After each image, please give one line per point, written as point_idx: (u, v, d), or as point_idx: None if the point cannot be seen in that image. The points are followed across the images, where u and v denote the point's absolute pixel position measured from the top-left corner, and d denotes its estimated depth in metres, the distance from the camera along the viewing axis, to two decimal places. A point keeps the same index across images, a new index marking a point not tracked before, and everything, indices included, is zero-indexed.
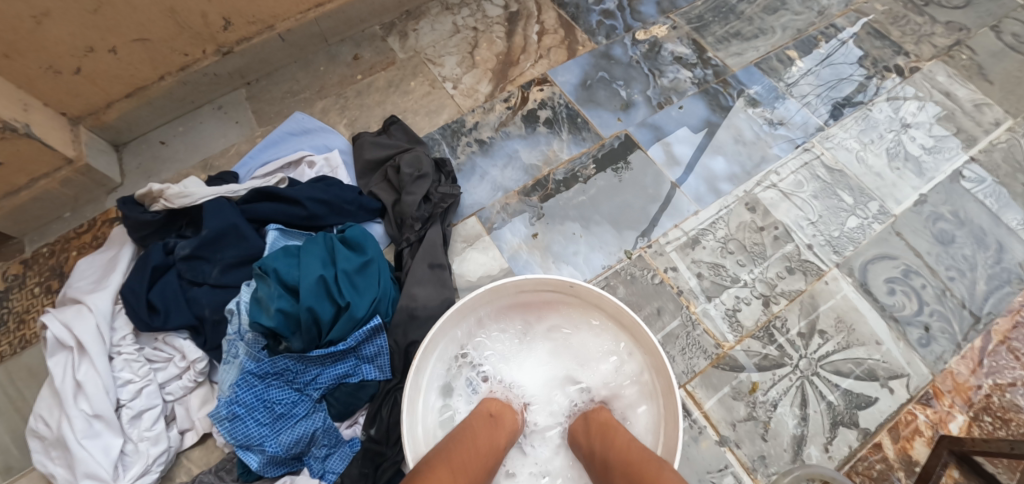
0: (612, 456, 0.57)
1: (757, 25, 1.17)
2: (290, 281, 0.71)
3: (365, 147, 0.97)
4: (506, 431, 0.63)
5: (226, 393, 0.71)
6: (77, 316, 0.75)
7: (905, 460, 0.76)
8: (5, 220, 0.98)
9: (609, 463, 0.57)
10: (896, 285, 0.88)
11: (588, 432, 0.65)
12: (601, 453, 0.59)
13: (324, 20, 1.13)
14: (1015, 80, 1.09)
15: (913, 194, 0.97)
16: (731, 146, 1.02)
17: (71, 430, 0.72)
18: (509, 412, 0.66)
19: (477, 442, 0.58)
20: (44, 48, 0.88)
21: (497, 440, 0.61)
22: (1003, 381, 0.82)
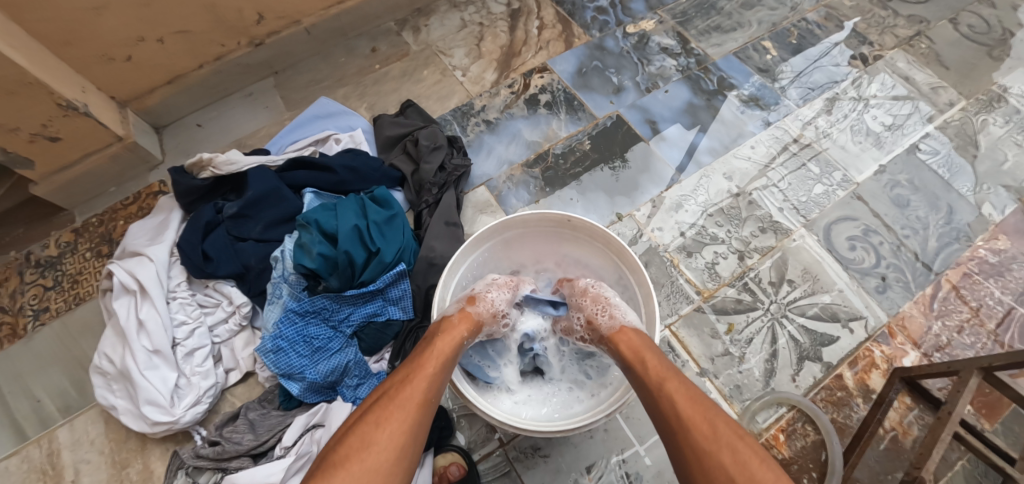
0: (690, 390, 0.60)
1: (736, 19, 1.29)
2: (328, 230, 0.82)
3: (385, 126, 1.09)
4: (441, 340, 0.68)
5: (272, 328, 0.82)
6: (140, 264, 0.86)
7: (863, 388, 0.88)
8: (59, 192, 1.10)
9: (685, 393, 0.60)
10: (856, 241, 0.99)
11: (647, 350, 0.67)
12: (670, 377, 0.62)
13: (344, 16, 1.25)
14: (969, 65, 1.21)
15: (873, 165, 1.09)
16: (712, 125, 1.14)
17: (134, 362, 0.83)
18: (444, 325, 0.71)
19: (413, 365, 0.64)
20: (100, 37, 1.00)
21: (432, 352, 0.66)
22: (950, 322, 0.93)
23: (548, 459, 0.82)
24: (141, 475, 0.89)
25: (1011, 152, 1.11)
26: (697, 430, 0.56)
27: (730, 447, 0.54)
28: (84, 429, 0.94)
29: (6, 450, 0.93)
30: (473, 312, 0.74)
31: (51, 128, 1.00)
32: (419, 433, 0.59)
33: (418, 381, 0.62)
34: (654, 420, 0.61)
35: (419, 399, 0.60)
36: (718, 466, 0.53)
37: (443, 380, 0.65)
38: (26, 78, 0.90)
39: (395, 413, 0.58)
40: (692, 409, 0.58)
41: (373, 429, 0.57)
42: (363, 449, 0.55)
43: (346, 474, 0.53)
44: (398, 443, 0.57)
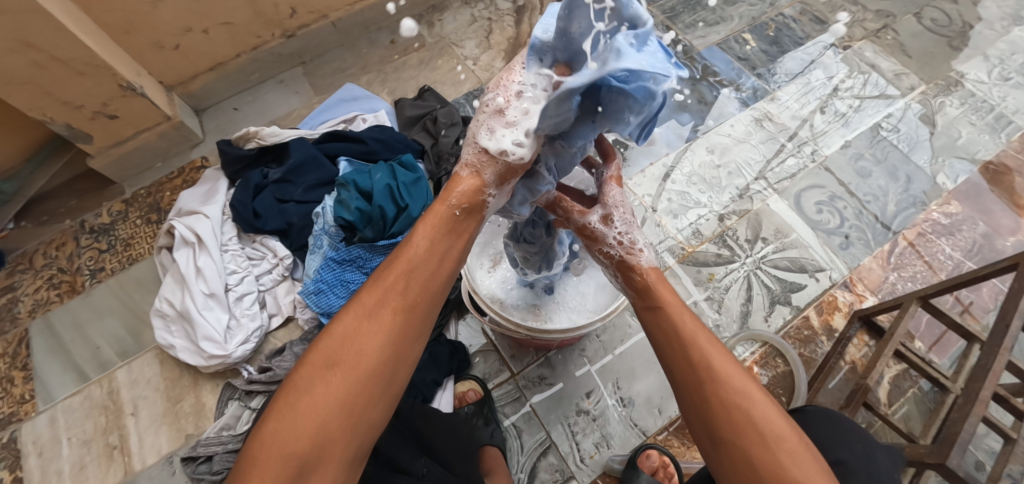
0: (721, 347, 0.52)
1: (719, 14, 1.43)
2: (364, 188, 0.95)
3: (406, 107, 1.22)
4: (431, 225, 0.52)
5: (314, 274, 0.96)
6: (198, 221, 1.02)
7: (827, 328, 1.01)
8: (113, 166, 1.23)
9: (719, 346, 0.52)
10: (823, 206, 1.14)
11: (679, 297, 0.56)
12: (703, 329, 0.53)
13: (367, 11, 1.39)
14: (929, 54, 1.35)
15: (840, 140, 1.23)
16: (695, 106, 1.28)
17: (193, 303, 0.97)
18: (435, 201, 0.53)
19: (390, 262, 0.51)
20: (155, 27, 1.13)
21: (410, 245, 0.51)
22: (904, 273, 1.07)
23: (553, 387, 0.95)
24: (194, 407, 1.01)
25: (965, 130, 1.25)
26: (734, 387, 0.49)
27: (767, 405, 0.48)
28: (141, 369, 1.05)
29: (69, 389, 1.04)
30: (467, 176, 0.53)
31: (111, 107, 1.13)
32: (400, 348, 0.48)
33: (393, 284, 0.49)
34: (678, 366, 0.51)
35: (393, 307, 0.48)
36: (751, 424, 0.47)
37: (427, 281, 0.50)
38: (94, 60, 1.04)
39: (362, 327, 0.47)
40: (729, 365, 0.50)
41: (339, 347, 0.46)
42: (326, 371, 0.46)
43: (308, 400, 0.45)
44: (367, 362, 0.46)
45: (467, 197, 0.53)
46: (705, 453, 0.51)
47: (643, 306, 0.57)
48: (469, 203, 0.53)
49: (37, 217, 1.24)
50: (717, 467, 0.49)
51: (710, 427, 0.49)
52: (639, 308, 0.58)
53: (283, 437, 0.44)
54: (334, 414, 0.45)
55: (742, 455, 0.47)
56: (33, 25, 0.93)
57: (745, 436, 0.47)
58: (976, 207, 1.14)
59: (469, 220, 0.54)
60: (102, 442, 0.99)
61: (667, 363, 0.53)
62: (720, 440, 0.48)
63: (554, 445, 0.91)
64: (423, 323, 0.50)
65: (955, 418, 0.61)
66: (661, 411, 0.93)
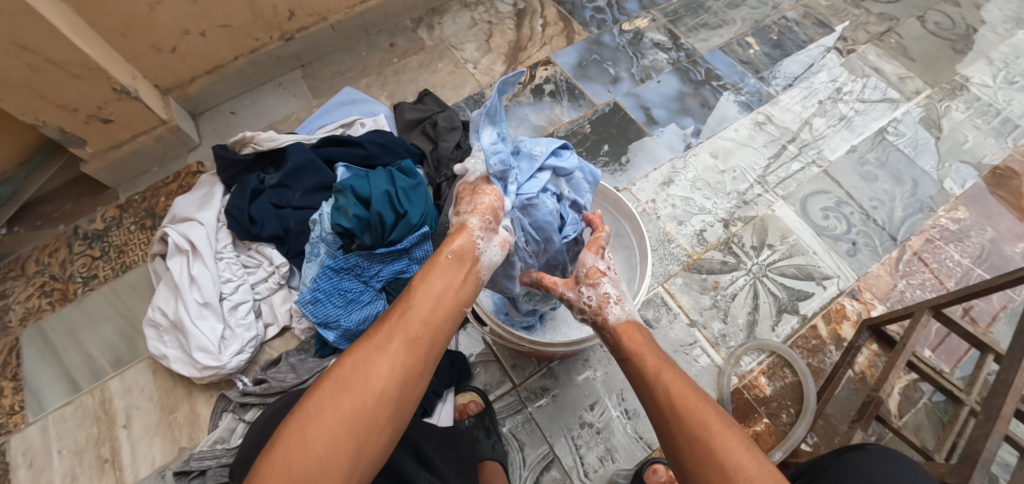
0: (686, 383, 0.62)
1: (722, 17, 1.42)
2: (362, 194, 0.93)
3: (405, 110, 1.20)
4: (434, 276, 0.65)
5: (311, 282, 0.94)
6: (192, 227, 1.00)
7: (835, 337, 1.00)
8: (108, 171, 1.21)
9: (684, 383, 0.62)
10: (829, 212, 1.13)
11: (648, 346, 0.68)
12: (667, 370, 0.64)
13: (367, 14, 1.37)
14: (933, 57, 1.34)
15: (845, 145, 1.22)
16: (699, 110, 1.27)
17: (187, 312, 0.94)
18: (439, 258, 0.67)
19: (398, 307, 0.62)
20: (152, 29, 1.11)
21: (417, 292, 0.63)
22: (913, 281, 1.05)
23: (556, 399, 0.93)
24: (188, 417, 0.98)
25: (971, 134, 1.23)
26: (695, 417, 0.58)
27: (727, 431, 0.56)
28: (134, 378, 1.03)
29: (61, 399, 1.01)
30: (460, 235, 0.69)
31: (105, 110, 1.11)
32: (403, 377, 0.56)
33: (398, 322, 0.59)
34: (650, 402, 0.62)
35: (398, 341, 0.58)
36: (709, 447, 0.55)
37: (428, 321, 0.61)
38: (88, 63, 1.01)
39: (371, 358, 0.56)
40: (692, 397, 0.60)
41: (351, 373, 0.55)
42: (339, 393, 0.53)
43: (320, 421, 0.52)
44: (373, 388, 0.54)
45: (458, 251, 0.67)
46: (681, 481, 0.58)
47: (619, 357, 0.70)
48: (460, 255, 0.67)
49: (30, 222, 1.21)
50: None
51: (678, 454, 0.58)
52: (617, 359, 0.70)
53: (294, 454, 0.50)
54: (343, 432, 0.52)
55: (704, 476, 0.55)
56: (27, 27, 0.91)
57: (706, 458, 0.55)
58: (983, 212, 1.12)
59: (461, 270, 0.67)
60: (93, 454, 0.96)
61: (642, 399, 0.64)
62: (688, 465, 0.56)
63: (557, 459, 0.88)
64: (425, 358, 0.59)
65: (977, 436, 0.59)
66: None
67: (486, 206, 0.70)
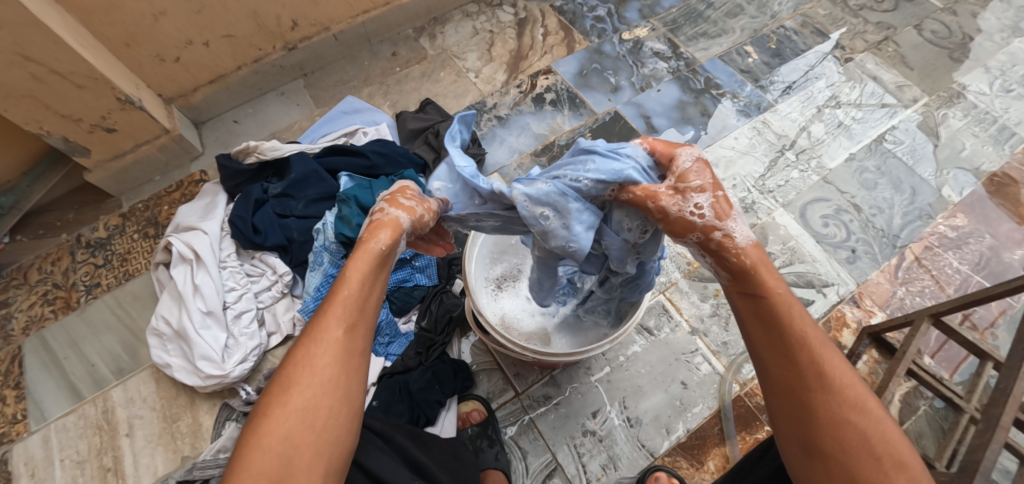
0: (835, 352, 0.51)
1: (721, 26, 1.43)
2: (366, 204, 0.96)
3: (408, 120, 1.22)
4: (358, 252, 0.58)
5: (314, 291, 0.97)
6: (195, 237, 1.01)
7: (835, 344, 1.01)
8: (112, 179, 1.22)
9: (829, 350, 0.51)
10: (829, 220, 1.14)
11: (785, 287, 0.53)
12: (815, 331, 0.52)
13: (369, 23, 1.38)
14: (931, 66, 1.35)
15: (844, 152, 1.23)
16: (699, 119, 1.28)
17: (190, 322, 0.95)
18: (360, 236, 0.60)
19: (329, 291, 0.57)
20: (156, 40, 1.12)
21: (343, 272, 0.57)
22: (913, 288, 1.06)
23: (559, 407, 0.93)
24: (190, 427, 0.99)
25: (969, 142, 1.24)
26: (832, 401, 0.49)
27: (876, 420, 0.48)
28: (137, 388, 1.03)
29: (63, 408, 1.01)
30: (386, 218, 0.61)
31: (110, 120, 1.12)
32: (349, 362, 0.53)
33: (331, 309, 0.54)
34: (782, 365, 0.51)
35: (339, 328, 0.53)
36: (859, 436, 0.48)
37: (367, 302, 0.57)
38: (93, 74, 1.02)
39: (312, 352, 0.52)
40: (841, 371, 0.50)
41: (292, 370, 0.52)
42: (284, 393, 0.51)
43: (274, 423, 0.49)
44: (319, 378, 0.51)
45: (390, 231, 0.60)
46: (789, 449, 0.51)
47: (743, 289, 0.54)
48: (393, 235, 0.60)
49: (33, 231, 1.22)
50: (798, 467, 0.50)
51: (805, 432, 0.49)
52: (737, 290, 0.54)
53: (253, 461, 0.47)
54: (298, 426, 0.49)
55: (856, 463, 0.47)
56: (31, 38, 0.92)
57: (851, 447, 0.47)
58: (982, 219, 1.13)
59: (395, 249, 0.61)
60: (95, 463, 0.96)
61: (756, 354, 0.53)
62: (816, 447, 0.49)
63: (560, 467, 0.89)
64: (366, 337, 0.55)
65: (977, 445, 0.60)
66: (670, 430, 0.91)
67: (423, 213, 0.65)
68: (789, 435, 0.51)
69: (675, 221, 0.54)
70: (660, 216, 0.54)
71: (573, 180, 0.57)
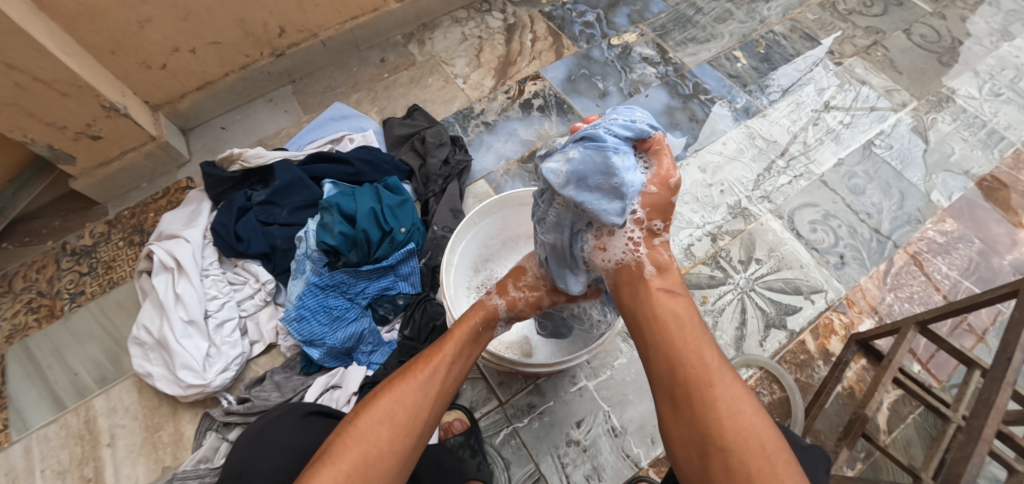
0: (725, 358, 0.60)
1: (710, 32, 1.43)
2: (348, 212, 0.97)
3: (394, 126, 1.22)
4: (459, 332, 0.71)
5: (297, 299, 0.95)
6: (178, 245, 1.01)
7: (823, 351, 1.00)
8: (97, 187, 1.21)
9: (720, 355, 0.60)
10: (817, 225, 1.13)
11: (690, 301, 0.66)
12: (707, 336, 0.62)
13: (357, 30, 1.38)
14: (920, 70, 1.34)
15: (833, 157, 1.22)
16: (687, 124, 1.28)
17: (171, 331, 0.94)
18: (463, 318, 0.74)
19: (431, 353, 0.68)
20: (141, 47, 1.12)
21: (447, 344, 0.69)
22: (902, 294, 1.05)
23: (543, 416, 0.92)
24: (173, 437, 0.98)
25: (958, 146, 1.23)
26: (727, 394, 0.56)
27: (756, 414, 0.55)
28: (119, 397, 1.02)
29: (45, 418, 1.00)
30: (488, 303, 0.77)
31: (95, 128, 1.11)
32: (432, 420, 0.63)
33: (435, 372, 0.65)
34: (689, 360, 0.59)
35: (436, 387, 0.64)
36: (750, 428, 0.53)
37: (456, 375, 0.68)
38: (77, 81, 1.02)
39: (415, 399, 0.62)
40: (731, 374, 0.58)
41: (398, 410, 0.60)
42: (388, 426, 0.58)
43: (374, 444, 0.57)
44: (416, 424, 0.60)
45: (486, 319, 0.75)
46: (685, 454, 0.56)
47: (662, 287, 0.67)
48: (487, 325, 0.75)
49: (18, 239, 1.21)
50: (696, 464, 0.54)
51: (701, 426, 0.55)
52: (658, 287, 0.66)
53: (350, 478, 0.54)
54: (391, 465, 0.57)
55: (741, 452, 0.52)
56: (14, 46, 0.92)
57: (743, 439, 0.53)
58: (971, 225, 1.12)
59: (480, 338, 0.74)
60: (76, 474, 0.95)
61: (665, 352, 0.61)
62: (713, 439, 0.54)
63: (543, 478, 0.88)
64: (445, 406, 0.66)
65: (958, 458, 0.59)
66: (654, 440, 0.90)
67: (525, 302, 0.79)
68: (684, 435, 0.56)
69: (664, 199, 0.69)
70: (670, 184, 0.70)
71: (628, 124, 0.68)
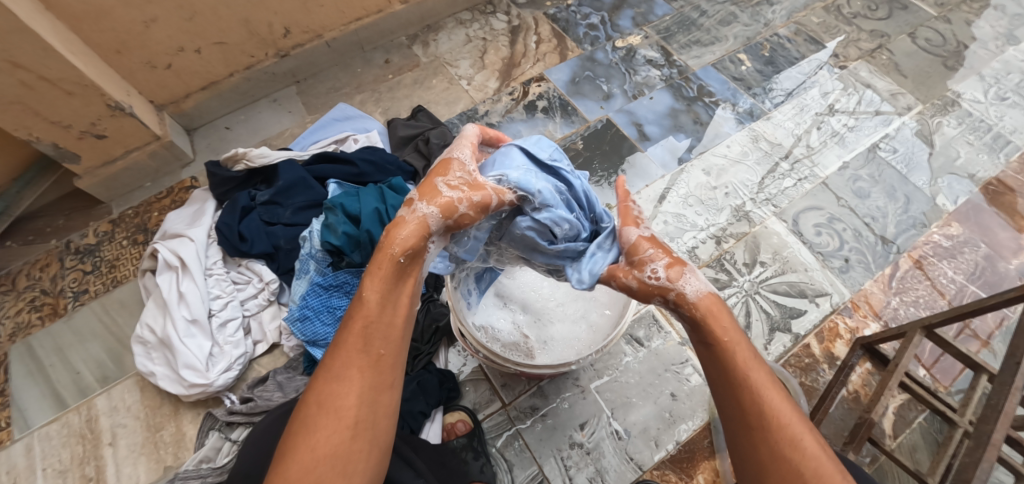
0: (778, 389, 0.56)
1: (714, 34, 1.43)
2: (351, 212, 0.96)
3: (398, 127, 1.22)
4: (373, 281, 0.58)
5: (300, 299, 0.95)
6: (182, 243, 1.01)
7: (828, 355, 0.99)
8: (101, 187, 1.21)
9: (770, 388, 0.55)
10: (822, 228, 1.13)
11: (733, 328, 0.59)
12: (755, 367, 0.57)
13: (362, 31, 1.38)
14: (925, 74, 1.34)
15: (837, 161, 1.22)
16: (691, 127, 1.28)
17: (175, 330, 0.94)
18: (377, 256, 0.59)
19: (349, 322, 0.57)
20: (146, 47, 1.12)
21: (364, 302, 0.57)
22: (907, 298, 1.05)
23: (546, 418, 0.92)
24: (174, 436, 0.97)
25: (963, 150, 1.23)
26: (772, 438, 0.53)
27: (811, 455, 0.52)
28: (121, 396, 1.02)
29: (47, 417, 1.00)
30: (410, 220, 0.60)
31: (100, 127, 1.12)
32: (374, 398, 0.54)
33: (357, 346, 0.55)
34: (728, 404, 0.57)
35: (361, 362, 0.55)
36: (798, 470, 0.51)
37: (387, 333, 0.57)
38: (83, 80, 1.02)
39: (334, 391, 0.53)
40: (784, 409, 0.54)
41: (318, 414, 0.52)
42: (311, 437, 0.51)
43: (298, 464, 0.49)
44: (347, 417, 0.52)
45: (409, 243, 0.59)
46: None
47: (699, 339, 0.61)
48: (412, 248, 0.59)
49: (21, 237, 1.21)
50: None
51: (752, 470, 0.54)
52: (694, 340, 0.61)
53: None
54: (330, 472, 0.49)
55: None
56: (20, 44, 0.92)
57: None
58: (977, 229, 1.12)
59: (414, 263, 0.61)
60: (77, 473, 0.95)
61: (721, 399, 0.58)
62: None
63: (547, 480, 0.87)
64: (390, 372, 0.56)
65: (967, 463, 0.59)
66: (659, 443, 0.89)
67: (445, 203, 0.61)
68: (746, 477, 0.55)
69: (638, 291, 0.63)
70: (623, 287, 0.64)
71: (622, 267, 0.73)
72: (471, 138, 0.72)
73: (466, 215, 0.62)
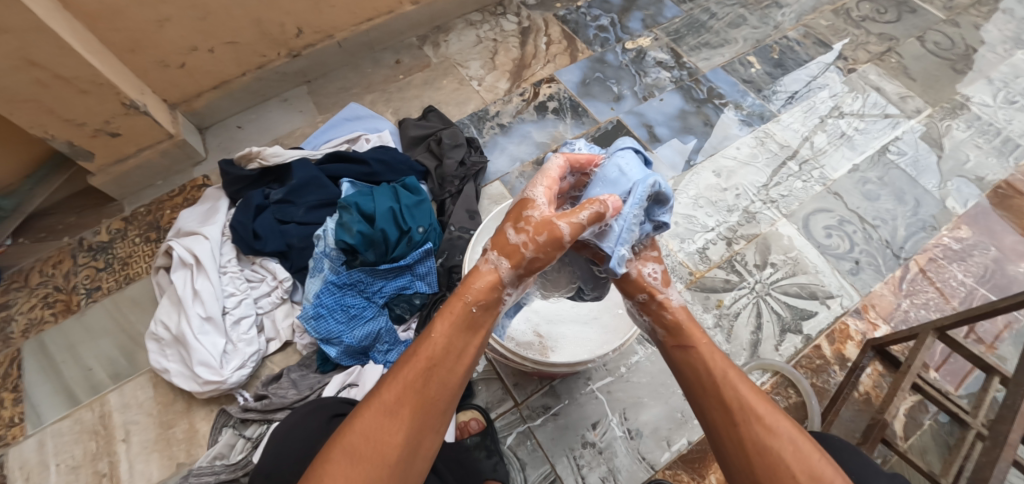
0: (744, 375, 0.61)
1: (723, 37, 1.43)
2: (366, 211, 0.97)
3: (410, 127, 1.22)
4: (442, 323, 0.59)
5: (314, 298, 0.96)
6: (196, 241, 1.01)
7: (839, 357, 1.00)
8: (114, 184, 1.22)
9: (747, 384, 0.59)
10: (832, 230, 1.13)
11: (702, 332, 0.66)
12: (730, 367, 0.62)
13: (372, 31, 1.39)
14: (934, 77, 1.35)
15: (847, 163, 1.22)
16: (701, 128, 1.28)
17: (189, 327, 0.94)
18: (451, 299, 0.61)
19: (411, 355, 0.57)
20: (160, 46, 1.13)
21: (430, 341, 0.58)
22: (918, 301, 1.05)
23: (557, 417, 0.92)
24: (186, 433, 0.98)
25: (973, 153, 1.23)
26: (751, 431, 0.56)
27: (790, 440, 0.54)
28: (133, 393, 1.02)
29: (59, 413, 1.00)
30: (488, 270, 0.62)
31: (113, 125, 1.12)
32: (417, 442, 0.54)
33: (413, 384, 0.55)
34: (707, 406, 0.60)
35: (413, 402, 0.54)
36: (779, 460, 0.53)
37: (445, 380, 0.57)
38: (98, 79, 1.03)
39: (383, 423, 0.53)
40: (760, 401, 0.58)
41: (362, 443, 0.52)
42: (352, 465, 0.51)
43: None
44: (389, 455, 0.52)
45: (484, 295, 0.61)
46: None
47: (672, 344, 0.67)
48: (485, 299, 0.61)
49: (34, 234, 1.22)
50: None
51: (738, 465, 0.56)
52: (669, 346, 0.67)
53: None
54: None
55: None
56: (36, 43, 0.93)
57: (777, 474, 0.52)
58: (987, 232, 1.12)
59: (484, 315, 0.62)
60: (90, 469, 0.95)
61: (702, 408, 0.61)
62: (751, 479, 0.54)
63: (559, 479, 0.88)
64: (437, 419, 0.56)
65: (983, 463, 0.59)
66: (670, 443, 0.90)
67: (510, 246, 0.62)
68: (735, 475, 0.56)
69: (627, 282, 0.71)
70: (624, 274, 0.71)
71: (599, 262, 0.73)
72: (553, 172, 0.70)
73: (534, 259, 0.62)
